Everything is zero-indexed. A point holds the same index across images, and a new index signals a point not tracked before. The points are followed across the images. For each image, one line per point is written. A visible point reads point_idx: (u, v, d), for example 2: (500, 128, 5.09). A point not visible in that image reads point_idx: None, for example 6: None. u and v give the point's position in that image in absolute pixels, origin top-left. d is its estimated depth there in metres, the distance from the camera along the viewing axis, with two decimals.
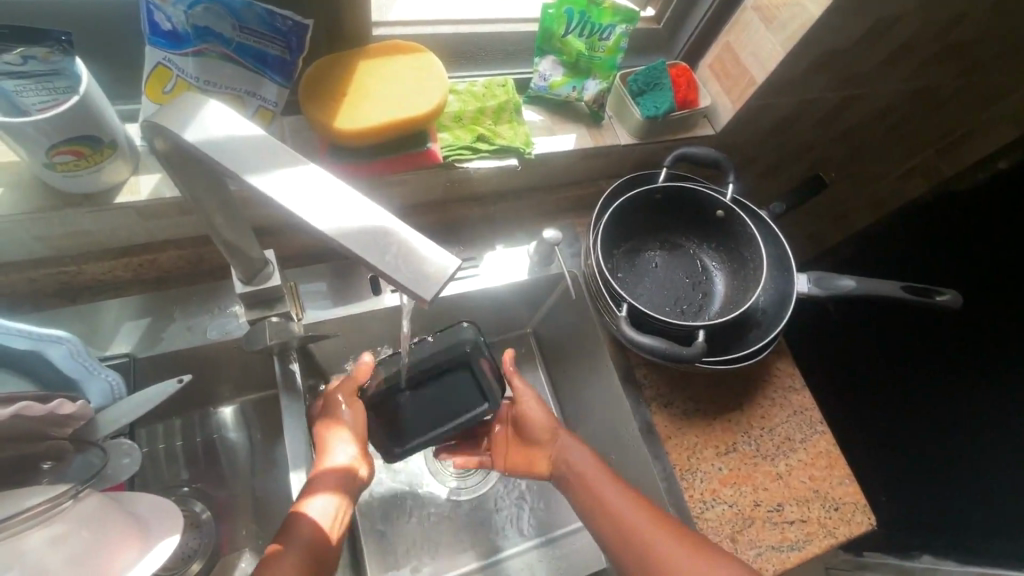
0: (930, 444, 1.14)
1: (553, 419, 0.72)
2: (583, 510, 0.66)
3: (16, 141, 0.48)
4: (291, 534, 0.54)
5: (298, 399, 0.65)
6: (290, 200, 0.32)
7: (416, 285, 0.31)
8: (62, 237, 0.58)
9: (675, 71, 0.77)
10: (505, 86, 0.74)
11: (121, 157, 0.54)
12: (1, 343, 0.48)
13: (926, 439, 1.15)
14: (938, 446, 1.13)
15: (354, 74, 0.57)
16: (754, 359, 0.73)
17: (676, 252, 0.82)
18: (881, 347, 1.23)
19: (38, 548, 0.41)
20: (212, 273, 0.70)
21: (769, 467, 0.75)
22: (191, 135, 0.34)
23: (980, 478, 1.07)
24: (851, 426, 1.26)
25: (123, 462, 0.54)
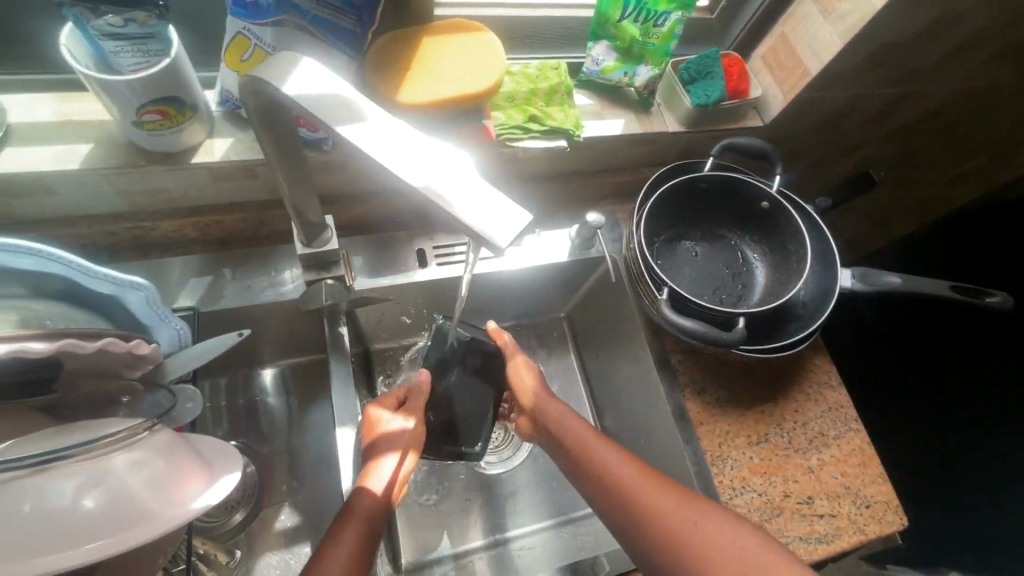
0: (954, 447, 1.14)
1: (539, 386, 0.72)
2: (583, 482, 0.63)
3: (110, 100, 0.51)
4: (358, 503, 0.57)
5: (346, 361, 0.69)
6: (380, 153, 0.36)
7: (491, 236, 0.34)
8: (142, 193, 0.62)
9: (728, 61, 0.77)
10: (558, 68, 0.75)
11: (199, 120, 0.58)
12: (88, 286, 0.52)
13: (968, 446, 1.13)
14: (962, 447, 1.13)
15: (416, 51, 0.59)
16: (792, 351, 0.73)
17: (717, 244, 0.82)
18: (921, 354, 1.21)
19: (122, 469, 0.44)
20: (270, 238, 0.74)
21: (800, 460, 0.75)
22: (289, 88, 0.38)
23: (996, 474, 1.10)
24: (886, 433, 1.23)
25: (187, 406, 0.58)
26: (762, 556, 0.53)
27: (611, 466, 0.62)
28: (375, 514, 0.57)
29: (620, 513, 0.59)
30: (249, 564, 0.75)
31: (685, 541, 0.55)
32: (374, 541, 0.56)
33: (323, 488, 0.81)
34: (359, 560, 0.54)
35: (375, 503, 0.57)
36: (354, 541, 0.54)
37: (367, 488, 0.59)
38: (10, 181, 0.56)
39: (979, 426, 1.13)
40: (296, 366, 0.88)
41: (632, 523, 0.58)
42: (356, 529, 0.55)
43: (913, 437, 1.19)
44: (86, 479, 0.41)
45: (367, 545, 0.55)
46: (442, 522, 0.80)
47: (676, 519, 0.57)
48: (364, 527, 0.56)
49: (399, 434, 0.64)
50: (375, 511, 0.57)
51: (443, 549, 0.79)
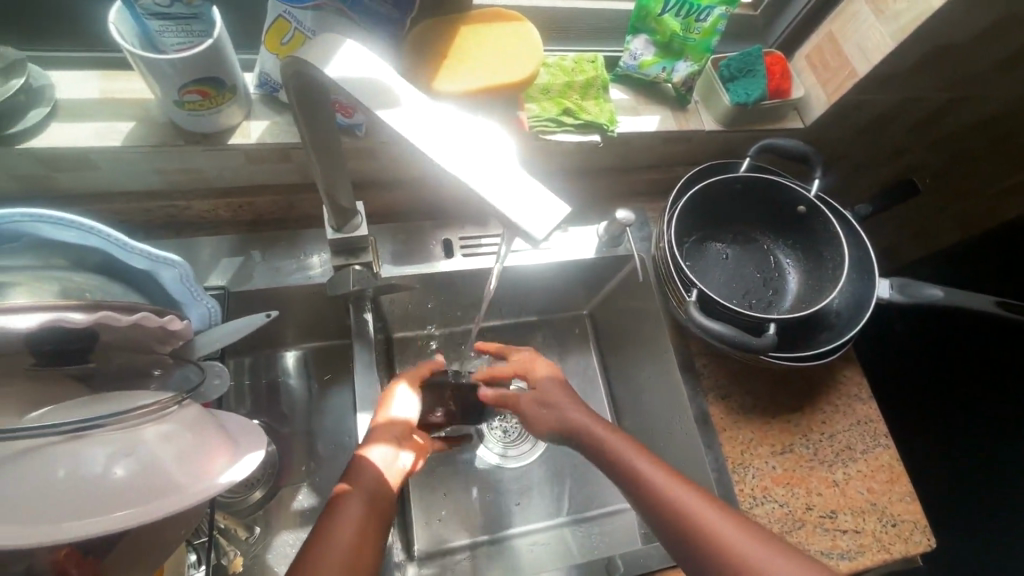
0: (960, 456, 1.14)
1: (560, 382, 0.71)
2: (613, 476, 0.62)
3: (153, 78, 0.52)
4: (359, 476, 0.57)
5: (370, 347, 0.69)
6: (419, 138, 0.35)
7: (527, 227, 0.33)
8: (179, 171, 0.63)
9: (770, 59, 0.75)
10: (594, 62, 0.74)
11: (237, 102, 0.58)
12: (124, 261, 0.53)
13: (990, 463, 1.12)
14: (966, 455, 1.14)
15: (454, 40, 0.59)
16: (823, 360, 0.71)
17: (748, 247, 0.80)
18: (953, 369, 1.17)
19: (153, 440, 0.45)
20: (300, 222, 0.74)
21: (825, 474, 0.73)
22: (332, 70, 0.38)
23: (1001, 486, 1.11)
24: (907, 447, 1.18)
25: (214, 382, 0.59)
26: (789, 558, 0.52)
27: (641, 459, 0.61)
28: (378, 487, 0.57)
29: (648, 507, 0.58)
30: (266, 541, 0.76)
31: (714, 535, 0.54)
32: (378, 511, 0.55)
33: (341, 471, 0.82)
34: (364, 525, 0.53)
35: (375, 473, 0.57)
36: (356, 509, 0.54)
37: (363, 465, 0.58)
38: (55, 155, 0.57)
39: (996, 438, 1.13)
40: (318, 351, 0.90)
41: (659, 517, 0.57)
42: (360, 500, 0.55)
43: (930, 448, 1.17)
44: (118, 449, 0.42)
45: (370, 515, 0.54)
46: (455, 513, 0.80)
47: (703, 515, 0.55)
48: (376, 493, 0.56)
49: (401, 422, 0.64)
50: (376, 483, 0.56)
51: (458, 539, 0.79)
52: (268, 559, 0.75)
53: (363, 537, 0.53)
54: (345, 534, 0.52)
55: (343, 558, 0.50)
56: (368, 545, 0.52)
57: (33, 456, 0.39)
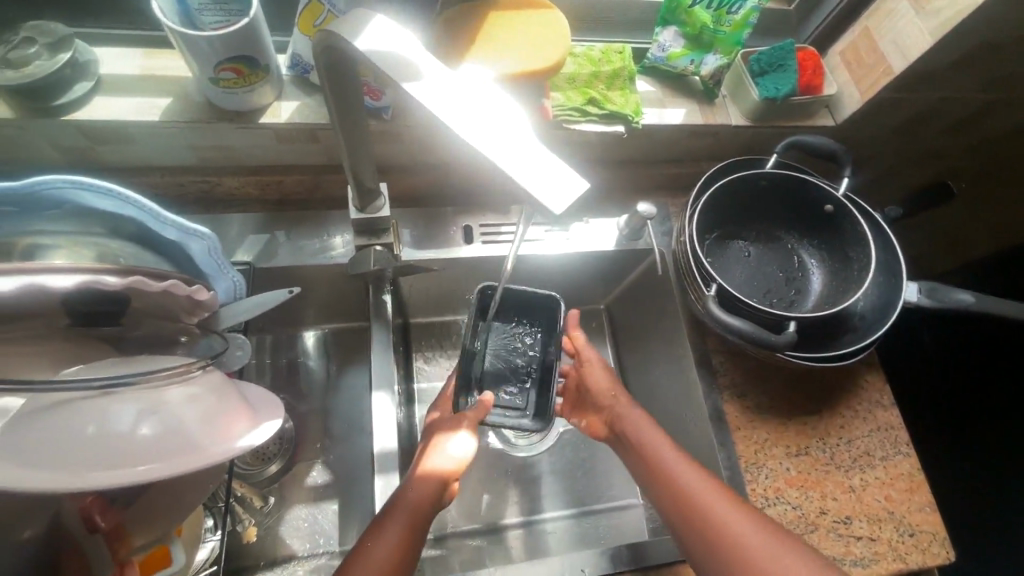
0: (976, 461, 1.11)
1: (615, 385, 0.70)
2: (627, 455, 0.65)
3: (191, 56, 0.54)
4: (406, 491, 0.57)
5: (387, 328, 0.70)
6: (445, 113, 0.36)
7: (546, 203, 0.34)
8: (211, 148, 0.65)
9: (803, 54, 0.73)
10: (622, 52, 0.74)
11: (270, 82, 0.60)
12: (156, 230, 0.55)
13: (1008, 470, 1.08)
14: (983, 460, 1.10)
15: (482, 24, 0.60)
16: (845, 362, 0.70)
17: (772, 245, 0.79)
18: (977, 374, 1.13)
19: (178, 401, 0.47)
20: (324, 202, 0.76)
21: (841, 478, 0.72)
22: (361, 43, 0.38)
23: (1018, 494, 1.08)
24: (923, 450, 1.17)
25: (236, 354, 0.61)
26: (791, 557, 0.53)
27: (657, 443, 0.63)
28: (419, 501, 0.56)
29: (654, 491, 0.61)
30: (280, 514, 0.78)
31: (707, 516, 0.57)
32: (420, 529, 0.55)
33: (354, 451, 0.83)
34: (400, 558, 0.53)
35: (421, 487, 0.57)
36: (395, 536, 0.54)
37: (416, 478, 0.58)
38: (97, 129, 0.60)
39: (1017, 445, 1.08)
40: (337, 332, 0.91)
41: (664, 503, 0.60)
42: (400, 519, 0.55)
43: (951, 463, 1.14)
44: (144, 407, 0.44)
45: (412, 528, 0.54)
46: (464, 498, 0.81)
47: (702, 499, 0.58)
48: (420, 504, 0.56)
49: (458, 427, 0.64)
50: (416, 500, 0.56)
51: (464, 524, 0.80)
52: (280, 531, 0.77)
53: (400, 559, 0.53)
54: (382, 560, 0.52)
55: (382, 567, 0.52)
56: (408, 558, 0.54)
57: (62, 409, 0.41)
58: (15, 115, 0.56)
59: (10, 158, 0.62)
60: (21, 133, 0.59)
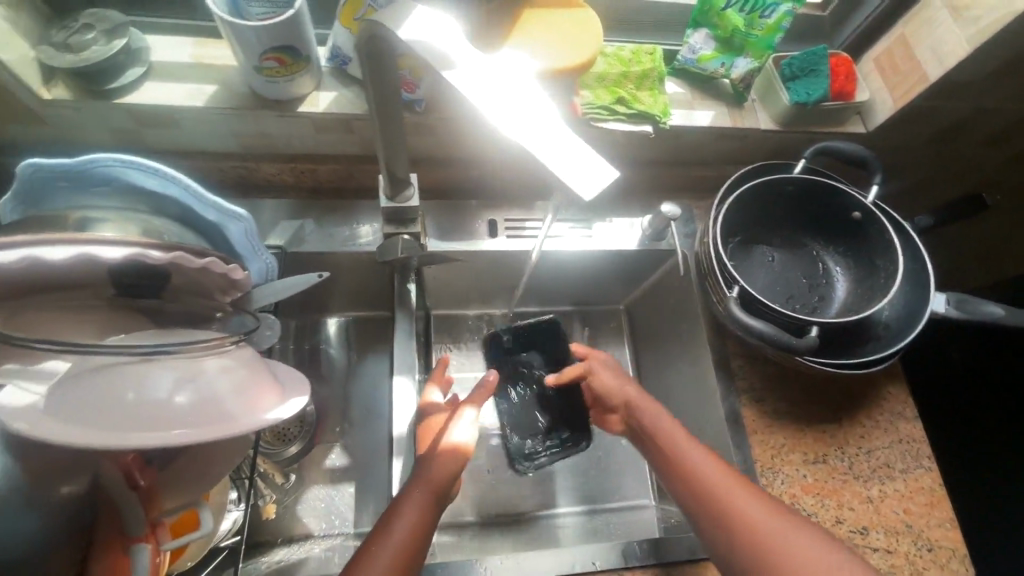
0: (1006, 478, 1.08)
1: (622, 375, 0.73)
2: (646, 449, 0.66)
3: (238, 45, 0.56)
4: (423, 468, 0.58)
5: (410, 317, 0.72)
6: (481, 98, 0.37)
7: (576, 189, 0.35)
8: (251, 135, 0.68)
9: (835, 60, 0.74)
10: (652, 54, 0.75)
11: (310, 72, 0.62)
12: (198, 210, 0.58)
13: None
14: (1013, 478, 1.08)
15: (518, 19, 0.61)
16: (868, 370, 0.69)
17: (797, 251, 0.79)
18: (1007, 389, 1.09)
19: (214, 371, 0.49)
20: (355, 192, 0.78)
21: (859, 488, 0.71)
22: (403, 31, 0.40)
23: None
24: (949, 467, 1.14)
25: (266, 333, 0.65)
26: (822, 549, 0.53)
27: (691, 455, 0.61)
28: (438, 477, 0.57)
29: (692, 507, 0.59)
30: (298, 493, 0.80)
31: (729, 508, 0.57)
32: (429, 524, 0.55)
33: (371, 436, 0.85)
34: (417, 540, 0.53)
35: (440, 460, 0.59)
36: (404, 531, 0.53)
37: (439, 454, 0.59)
38: (145, 112, 0.62)
39: None
40: (360, 320, 0.94)
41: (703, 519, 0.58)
42: (422, 492, 0.56)
43: (973, 490, 1.11)
44: (183, 374, 0.47)
45: (431, 502, 0.56)
46: (478, 489, 0.82)
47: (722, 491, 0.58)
48: (429, 498, 0.56)
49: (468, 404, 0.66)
50: (434, 476, 0.57)
51: (476, 514, 0.81)
52: (297, 510, 0.79)
53: (418, 534, 0.53)
54: (401, 533, 0.52)
55: (402, 540, 0.52)
56: (426, 531, 0.54)
57: (108, 371, 0.43)
58: (71, 97, 0.60)
59: (64, 138, 0.66)
60: (76, 115, 0.62)
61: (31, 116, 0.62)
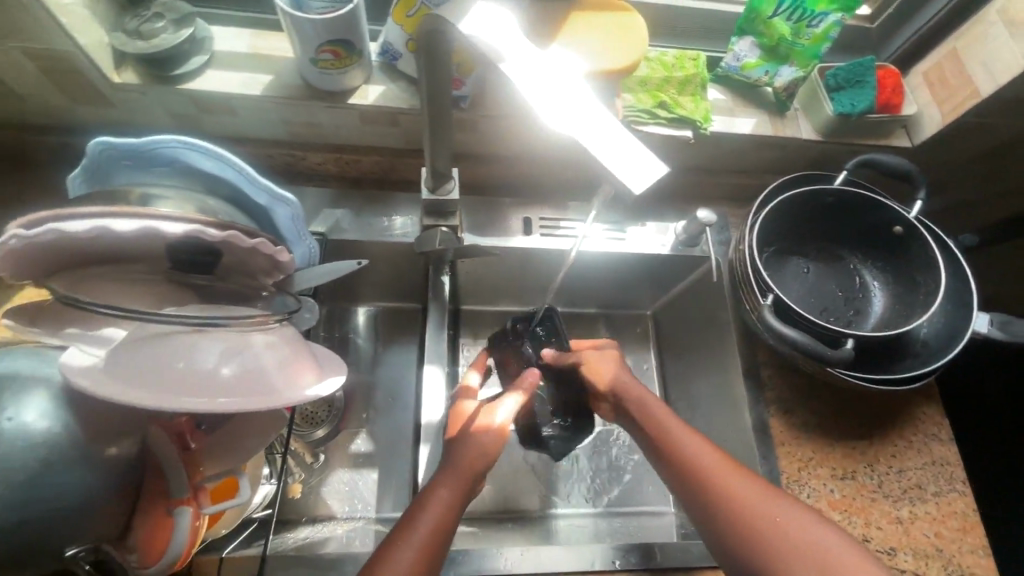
0: None
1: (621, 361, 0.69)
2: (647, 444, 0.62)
3: (297, 37, 0.59)
4: (454, 457, 0.58)
5: (443, 309, 0.73)
6: (537, 94, 0.38)
7: (626, 183, 0.37)
8: (301, 125, 0.71)
9: (883, 72, 0.73)
10: (696, 60, 0.75)
11: (362, 66, 0.65)
12: (250, 193, 0.60)
13: None
14: None
15: (566, 18, 0.62)
16: (904, 387, 0.67)
17: (833, 264, 0.78)
18: None
19: (260, 345, 0.52)
20: (395, 185, 0.81)
21: (888, 508, 0.69)
22: (464, 24, 0.41)
23: None
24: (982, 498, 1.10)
25: (305, 316, 0.67)
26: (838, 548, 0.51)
27: (708, 460, 0.58)
28: (469, 467, 0.57)
29: (710, 516, 0.56)
30: (322, 476, 0.82)
31: (742, 510, 0.54)
32: (452, 521, 0.54)
33: (395, 424, 0.87)
34: (443, 529, 0.53)
35: (472, 447, 0.58)
36: (428, 528, 0.53)
37: (475, 438, 0.59)
38: (205, 98, 0.66)
39: None
40: (391, 310, 0.96)
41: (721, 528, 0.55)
42: (451, 481, 0.56)
43: (1009, 526, 1.06)
44: (231, 347, 0.49)
45: (460, 492, 0.56)
46: (499, 483, 0.83)
47: (737, 492, 0.56)
48: (458, 491, 0.56)
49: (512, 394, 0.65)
50: (466, 465, 0.57)
51: (495, 508, 0.81)
52: (322, 491, 0.81)
53: (444, 522, 0.54)
54: (428, 521, 0.53)
55: (429, 528, 0.53)
56: (452, 521, 0.54)
57: (164, 339, 0.46)
58: (138, 81, 0.63)
59: (127, 120, 0.69)
60: (140, 98, 0.65)
61: (100, 98, 0.65)
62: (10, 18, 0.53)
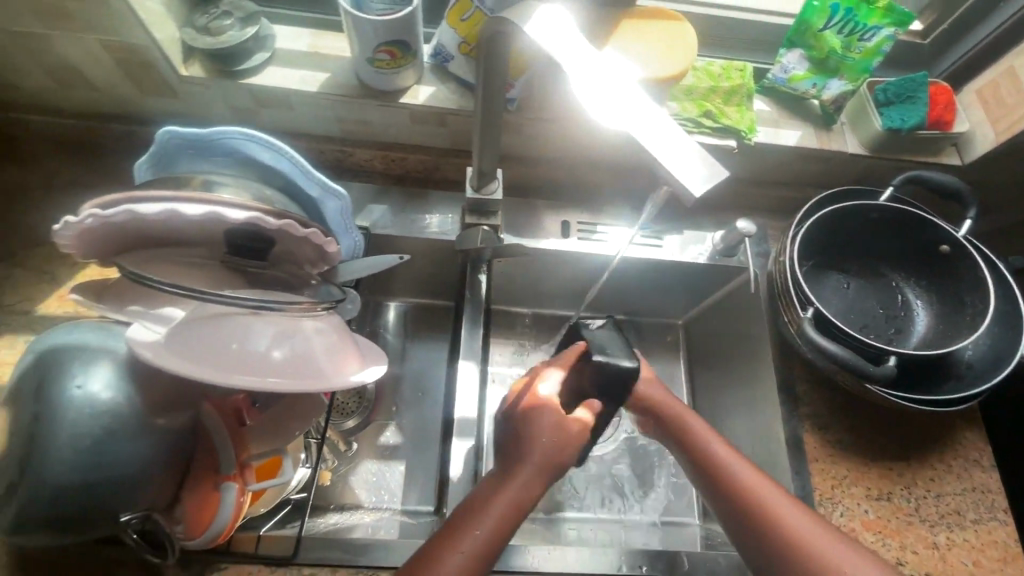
0: None
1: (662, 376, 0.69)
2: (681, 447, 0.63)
3: (356, 37, 0.61)
4: (532, 443, 0.53)
5: (479, 306, 0.74)
6: (599, 96, 0.39)
7: (685, 185, 0.37)
8: (353, 122, 0.73)
9: (935, 89, 0.72)
10: (742, 71, 0.75)
11: (415, 66, 0.67)
12: (304, 185, 0.63)
13: None
14: None
15: (617, 26, 0.63)
16: (946, 409, 0.66)
17: (875, 281, 0.77)
18: None
19: (312, 330, 0.53)
20: (438, 183, 0.82)
21: (925, 533, 0.68)
22: (529, 26, 0.42)
23: None
24: None
25: (348, 305, 0.69)
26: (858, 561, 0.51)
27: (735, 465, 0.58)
28: (547, 455, 0.52)
29: (738, 523, 0.55)
30: (350, 466, 0.83)
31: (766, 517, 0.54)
32: (517, 519, 0.50)
33: (424, 418, 0.88)
34: (508, 521, 0.49)
35: (549, 435, 0.53)
36: (491, 524, 0.49)
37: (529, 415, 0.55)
38: (265, 94, 0.69)
39: None
40: (424, 307, 0.97)
41: (767, 544, 0.53)
42: (525, 469, 0.51)
43: None
44: (284, 330, 0.51)
45: (532, 482, 0.51)
46: None
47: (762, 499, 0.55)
48: (531, 480, 0.51)
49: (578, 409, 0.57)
50: (543, 452, 0.52)
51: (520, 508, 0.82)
52: (350, 480, 0.82)
53: (512, 514, 0.50)
54: (494, 512, 0.49)
55: (496, 519, 0.49)
56: (521, 515, 0.50)
57: (222, 320, 0.48)
58: (204, 75, 0.66)
59: (189, 112, 0.73)
60: (205, 92, 0.69)
61: (168, 90, 0.69)
62: (96, 12, 0.57)
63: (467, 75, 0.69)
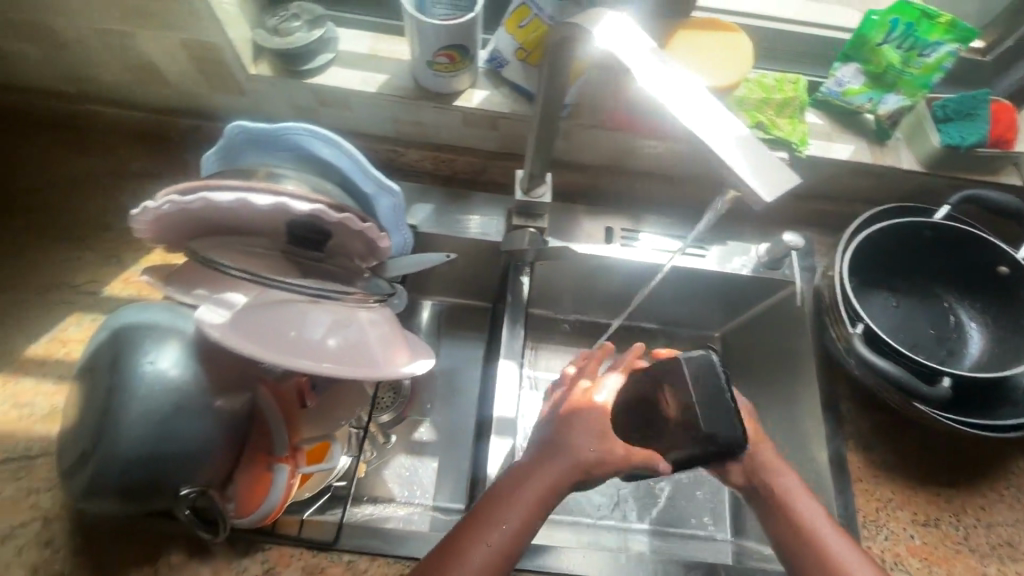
0: None
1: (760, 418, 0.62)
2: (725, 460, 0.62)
3: (419, 40, 0.64)
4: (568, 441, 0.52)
5: (521, 306, 0.75)
6: (669, 100, 0.40)
7: (757, 189, 0.38)
8: (408, 123, 0.76)
9: (997, 107, 0.70)
10: (796, 83, 0.74)
11: (472, 71, 0.69)
12: (360, 181, 0.65)
13: None
14: None
15: (674, 35, 0.64)
16: (1001, 435, 0.64)
17: (926, 300, 0.75)
18: None
19: (365, 321, 0.55)
20: (484, 186, 0.84)
21: (974, 563, 0.65)
22: (598, 30, 0.43)
23: None
24: None
25: (395, 300, 0.71)
26: None
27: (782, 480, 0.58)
28: (582, 457, 0.51)
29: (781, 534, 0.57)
30: (384, 459, 0.85)
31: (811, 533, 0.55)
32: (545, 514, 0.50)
33: (459, 417, 0.89)
34: (535, 516, 0.50)
35: (585, 438, 0.52)
36: (518, 520, 0.49)
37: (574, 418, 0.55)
38: (327, 93, 0.71)
39: None
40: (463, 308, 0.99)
41: (797, 555, 0.55)
42: (556, 466, 0.51)
43: None
44: (339, 319, 0.53)
45: (560, 480, 0.50)
46: None
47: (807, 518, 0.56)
48: (562, 477, 0.51)
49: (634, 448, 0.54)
50: (579, 453, 0.51)
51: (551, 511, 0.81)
52: (384, 473, 0.84)
53: (540, 509, 0.50)
54: (520, 507, 0.49)
55: (523, 514, 0.49)
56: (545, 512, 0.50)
57: (284, 306, 0.50)
58: (271, 74, 0.70)
59: (253, 108, 0.76)
60: (271, 90, 0.72)
61: (236, 87, 0.72)
62: (179, 12, 0.60)
63: (522, 81, 0.70)
